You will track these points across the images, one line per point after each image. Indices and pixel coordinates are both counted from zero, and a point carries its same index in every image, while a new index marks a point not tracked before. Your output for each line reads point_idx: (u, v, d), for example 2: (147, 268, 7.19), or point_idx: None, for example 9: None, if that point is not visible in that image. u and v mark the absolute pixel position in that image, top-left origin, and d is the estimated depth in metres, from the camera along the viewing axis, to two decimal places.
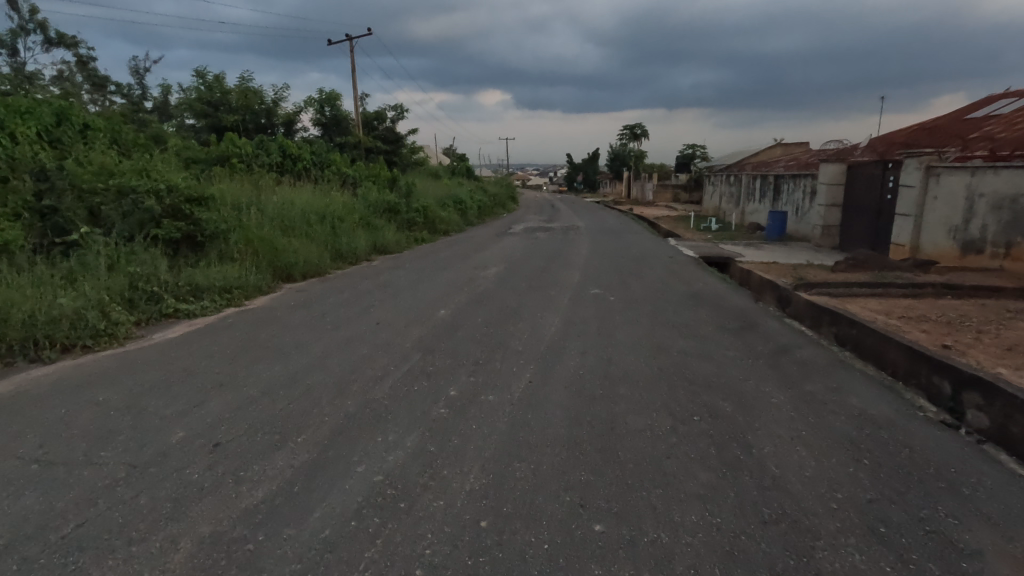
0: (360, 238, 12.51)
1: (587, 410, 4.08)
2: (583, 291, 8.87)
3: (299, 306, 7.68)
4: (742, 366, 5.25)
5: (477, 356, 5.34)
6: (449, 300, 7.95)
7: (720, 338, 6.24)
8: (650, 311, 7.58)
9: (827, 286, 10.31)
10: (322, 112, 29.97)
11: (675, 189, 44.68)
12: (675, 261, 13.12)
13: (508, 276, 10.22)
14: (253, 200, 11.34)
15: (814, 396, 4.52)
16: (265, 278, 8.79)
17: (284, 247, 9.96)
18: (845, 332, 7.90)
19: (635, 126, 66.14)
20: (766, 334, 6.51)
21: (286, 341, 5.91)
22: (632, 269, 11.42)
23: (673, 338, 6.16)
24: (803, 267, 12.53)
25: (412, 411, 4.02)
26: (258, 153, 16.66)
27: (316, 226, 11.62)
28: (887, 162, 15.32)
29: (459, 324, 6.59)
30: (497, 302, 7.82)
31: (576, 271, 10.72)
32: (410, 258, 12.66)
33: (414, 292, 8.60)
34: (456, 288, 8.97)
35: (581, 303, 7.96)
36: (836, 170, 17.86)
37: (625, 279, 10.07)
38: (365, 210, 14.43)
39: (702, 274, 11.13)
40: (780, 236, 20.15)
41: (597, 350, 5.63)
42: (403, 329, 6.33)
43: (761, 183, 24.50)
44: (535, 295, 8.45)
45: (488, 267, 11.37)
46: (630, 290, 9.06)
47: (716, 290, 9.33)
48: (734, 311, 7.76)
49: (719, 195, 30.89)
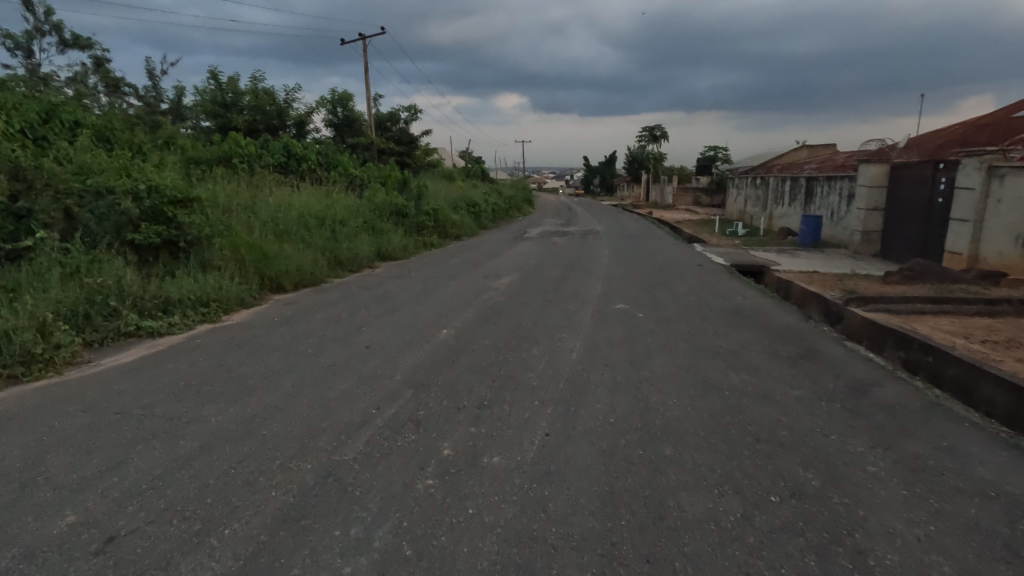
0: (363, 244, 11.60)
1: (623, 485, 3.06)
2: (607, 306, 7.81)
3: (282, 323, 6.74)
4: (816, 411, 4.17)
5: (482, 395, 4.34)
6: (454, 317, 6.96)
7: (778, 371, 5.15)
8: (688, 331, 6.51)
9: (884, 301, 9.11)
10: (334, 112, 29.36)
11: (697, 192, 43.23)
12: (705, 270, 11.97)
13: (522, 287, 9.22)
14: (246, 203, 10.48)
15: (922, 461, 3.44)
16: (249, 289, 7.89)
17: (275, 254, 9.06)
18: (916, 358, 6.74)
19: (655, 128, 64.72)
20: (832, 364, 5.41)
21: (255, 370, 4.95)
22: (659, 279, 10.33)
23: (720, 370, 5.09)
24: (850, 277, 11.31)
25: (391, 483, 3.03)
26: (262, 153, 15.89)
27: (314, 231, 10.70)
28: (937, 162, 14.01)
29: (463, 348, 5.60)
30: (509, 320, 6.82)
31: (597, 282, 9.68)
32: (416, 266, 11.73)
33: (415, 307, 7.62)
34: (463, 301, 7.98)
35: (605, 321, 6.93)
36: (878, 171, 16.55)
37: (653, 291, 8.99)
38: (369, 213, 13.52)
39: (738, 287, 9.98)
40: (814, 242, 18.85)
41: (629, 387, 4.58)
42: (397, 355, 5.35)
43: (792, 186, 23.12)
44: (552, 311, 7.43)
45: (501, 276, 10.37)
46: (661, 305, 7.99)
47: (758, 306, 8.21)
48: (786, 332, 6.66)
49: (745, 198, 29.48)
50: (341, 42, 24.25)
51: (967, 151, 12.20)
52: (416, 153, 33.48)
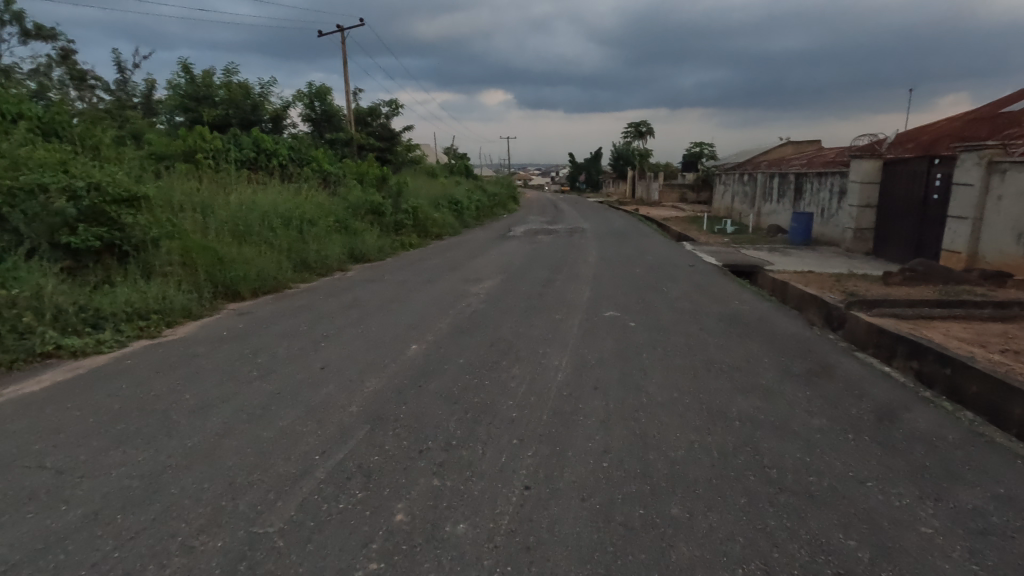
0: (333, 245, 10.82)
1: (623, 565, 2.39)
2: (596, 314, 7.15)
3: (231, 338, 5.98)
4: (843, 448, 3.54)
5: (450, 433, 3.64)
6: (427, 328, 6.26)
7: (791, 392, 4.52)
8: (685, 344, 5.88)
9: (889, 304, 8.58)
10: (311, 107, 28.48)
11: (683, 188, 42.88)
12: (698, 271, 11.38)
13: (504, 291, 8.55)
14: (204, 202, 9.63)
15: (983, 517, 2.81)
16: (198, 298, 7.08)
17: (231, 258, 8.23)
18: (931, 370, 6.18)
19: (641, 124, 64.32)
20: (849, 383, 4.79)
21: (186, 400, 4.19)
22: (651, 282, 9.71)
23: (726, 393, 4.45)
24: (849, 278, 10.80)
25: (321, 570, 2.34)
26: (229, 148, 15.01)
27: (278, 232, 9.90)
28: (932, 157, 13.61)
29: (434, 368, 4.89)
30: (488, 332, 6.13)
31: (584, 286, 9.04)
32: (391, 268, 10.99)
33: (386, 316, 6.89)
34: (439, 309, 7.27)
35: (594, 333, 6.27)
36: (870, 167, 16.15)
37: (645, 296, 8.36)
38: (342, 212, 12.72)
39: (734, 289, 9.40)
40: (805, 240, 18.42)
41: (624, 419, 3.92)
42: (356, 379, 4.63)
43: (780, 182, 22.70)
44: (536, 320, 6.76)
45: (482, 279, 9.67)
46: (654, 313, 7.36)
47: (758, 312, 7.62)
48: (792, 343, 6.06)
49: (732, 195, 29.08)
50: (319, 34, 23.34)
51: (964, 145, 11.78)
52: (398, 149, 32.58)
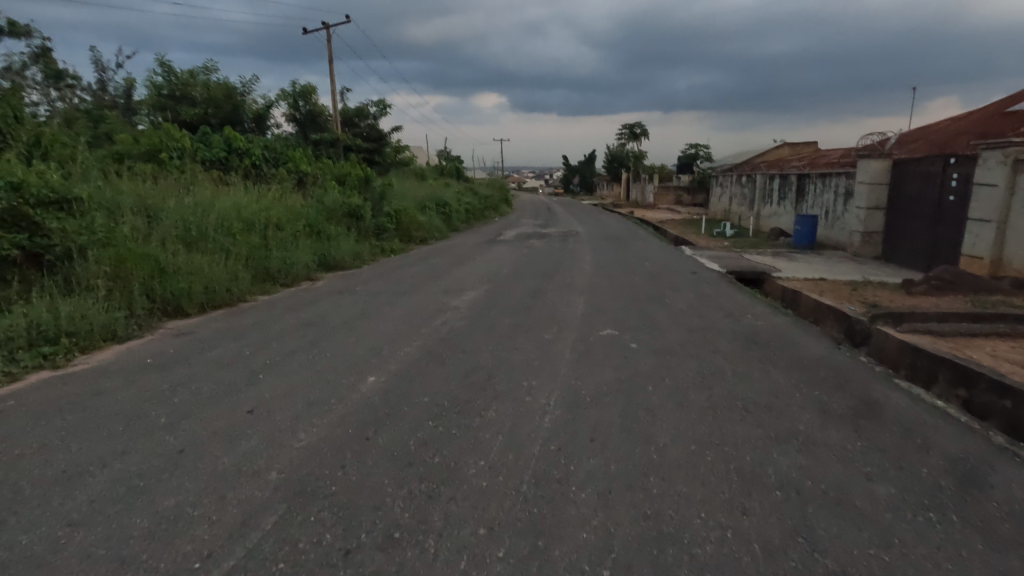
0: (301, 252, 9.82)
1: None
2: (592, 334, 6.20)
3: (154, 367, 4.96)
4: (929, 540, 2.60)
5: (395, 518, 2.68)
6: (393, 353, 5.30)
7: (839, 443, 3.57)
8: (697, 372, 4.94)
9: (918, 317, 7.69)
10: (295, 106, 27.57)
11: (679, 190, 42.10)
12: (702, 279, 10.47)
13: (488, 304, 7.60)
14: (155, 205, 8.61)
15: None
16: (129, 318, 6.08)
17: (177, 268, 7.23)
18: (983, 400, 5.28)
19: (635, 126, 63.59)
20: (907, 428, 3.85)
21: (57, 461, 3.19)
22: (652, 292, 8.77)
23: (758, 446, 3.50)
24: (866, 287, 9.92)
25: None
26: (197, 147, 14.00)
27: (238, 238, 8.88)
28: (948, 156, 12.79)
29: (390, 411, 3.92)
30: (463, 359, 5.15)
31: (579, 298, 8.11)
32: (366, 277, 10.02)
33: (348, 337, 5.90)
34: (412, 327, 6.31)
35: (590, 358, 5.32)
36: (879, 167, 15.32)
37: (647, 310, 7.45)
38: (315, 215, 11.73)
39: (743, 301, 8.48)
40: (809, 244, 17.60)
41: (629, 490, 2.97)
42: (288, 428, 3.64)
43: (781, 183, 21.89)
44: (522, 341, 5.82)
45: (465, 289, 8.70)
46: (658, 330, 6.42)
47: (775, 330, 6.70)
48: (822, 369, 5.14)
49: (730, 197, 28.26)
50: (302, 30, 22.35)
51: (986, 142, 10.94)
52: (386, 151, 31.60)
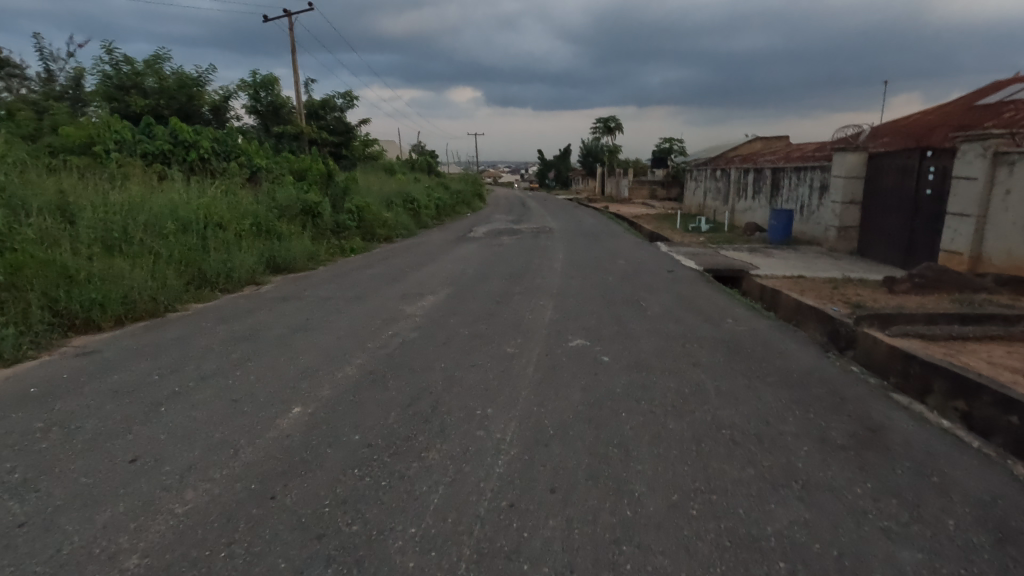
0: (244, 254, 8.96)
1: None
2: (559, 345, 5.56)
3: (36, 398, 4.13)
4: None
5: None
6: (329, 375, 4.57)
7: (846, 486, 3.00)
8: (677, 392, 4.34)
9: (904, 318, 7.27)
10: (257, 98, 26.32)
11: (653, 185, 41.85)
12: (678, 278, 9.96)
13: (448, 310, 6.91)
14: (73, 204, 7.67)
15: None
16: (23, 336, 5.21)
17: (91, 276, 6.35)
18: (984, 414, 4.81)
19: (609, 120, 63.23)
20: (920, 461, 3.29)
21: None
22: (626, 294, 8.20)
23: (752, 494, 2.90)
24: (846, 285, 9.53)
25: None
26: (138, 139, 12.89)
27: (170, 239, 7.99)
28: (924, 149, 12.53)
29: (309, 456, 3.22)
30: (409, 381, 4.46)
31: (547, 302, 7.48)
32: (318, 280, 9.21)
33: (281, 354, 5.15)
34: (358, 341, 5.59)
35: (555, 376, 4.68)
36: (854, 161, 15.06)
37: (620, 316, 6.86)
38: (265, 213, 10.83)
39: (722, 303, 7.96)
40: (784, 239, 17.33)
41: (596, 568, 2.33)
42: (174, 485, 2.90)
43: (755, 178, 21.62)
44: (480, 356, 5.15)
45: (426, 293, 8.00)
46: (632, 340, 5.83)
47: (758, 336, 6.16)
48: (814, 385, 4.59)
49: (705, 191, 28.00)
50: (263, 18, 21.20)
51: (964, 135, 10.65)
52: (354, 145, 30.46)
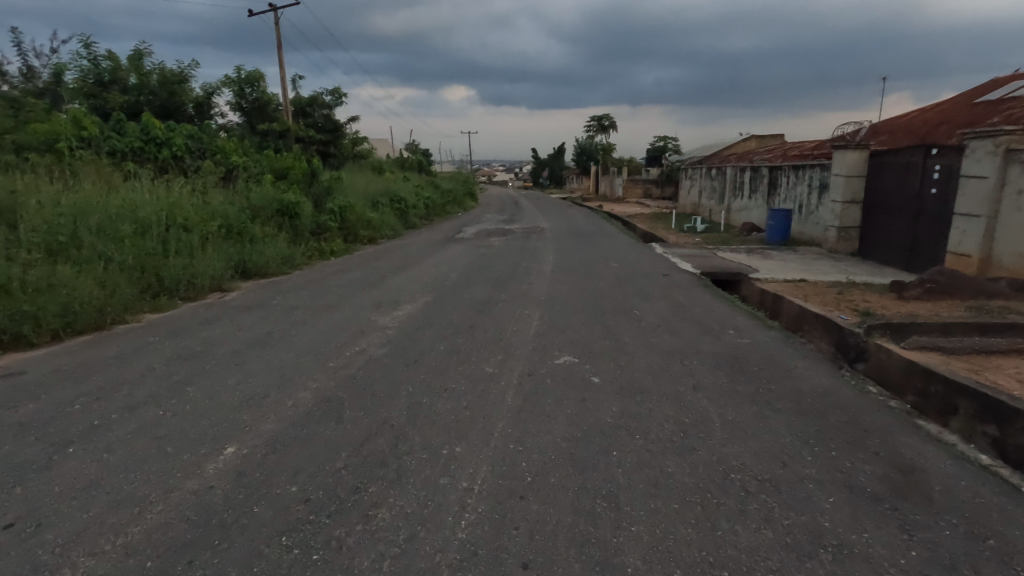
0: (209, 258, 8.31)
1: None
2: (544, 363, 5.00)
3: None
4: None
5: None
6: (277, 404, 3.97)
7: (885, 555, 2.45)
8: (676, 423, 3.78)
9: (918, 329, 6.74)
10: (241, 94, 25.59)
11: (647, 183, 41.36)
12: (674, 283, 9.41)
13: (425, 321, 6.33)
14: (17, 207, 7.04)
15: None
16: None
17: (25, 286, 5.70)
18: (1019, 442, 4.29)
19: (603, 118, 62.68)
20: (968, 517, 2.76)
21: None
22: (619, 302, 7.64)
23: (772, 568, 2.35)
24: (852, 290, 9.02)
25: None
26: (107, 135, 12.23)
27: (125, 243, 7.35)
28: (929, 146, 12.04)
29: (231, 518, 2.64)
30: (369, 411, 3.88)
31: (534, 311, 6.92)
32: (290, 286, 8.60)
33: (228, 376, 4.54)
34: (320, 359, 5.00)
35: (537, 402, 4.11)
36: (855, 159, 14.56)
37: (612, 327, 6.30)
38: (237, 214, 10.17)
39: (722, 311, 7.41)
40: (782, 240, 16.86)
41: None
42: (51, 563, 2.32)
43: (752, 176, 21.12)
44: (454, 377, 4.57)
45: (403, 301, 7.41)
46: (625, 356, 5.26)
47: (763, 350, 5.63)
48: (832, 412, 4.04)
49: (700, 190, 27.50)
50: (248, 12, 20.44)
51: (973, 131, 10.15)
52: (342, 142, 29.73)
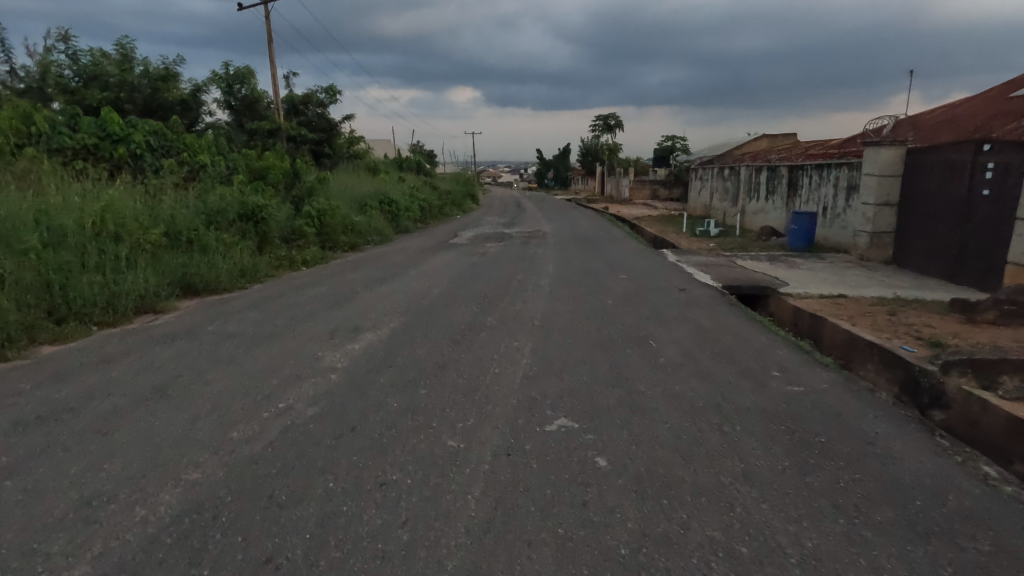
0: (141, 271, 6.98)
1: None
2: (531, 431, 3.63)
3: None
4: None
5: None
6: (120, 517, 2.62)
7: None
8: (729, 562, 2.41)
9: (1010, 369, 5.32)
10: (230, 91, 24.43)
11: (654, 184, 39.88)
12: (694, 300, 8.04)
13: (384, 359, 4.98)
14: None
15: None
16: None
17: None
18: None
19: (609, 118, 61.23)
20: None
21: None
22: (631, 328, 6.25)
23: None
24: (906, 310, 7.60)
25: None
26: (57, 132, 10.95)
27: (29, 258, 6.01)
28: (980, 142, 10.60)
29: None
30: (255, 533, 2.52)
31: (525, 342, 5.56)
32: (240, 306, 7.24)
33: (77, 458, 3.18)
34: (228, 423, 3.65)
35: (516, 511, 2.74)
36: (889, 157, 13.10)
37: (623, 366, 4.92)
38: (188, 218, 8.81)
39: (758, 341, 6.00)
40: (805, 245, 15.42)
41: None
42: None
43: (769, 176, 19.66)
44: (399, 459, 3.20)
45: (366, 328, 6.06)
46: (642, 417, 3.87)
47: (822, 404, 4.25)
48: (963, 534, 2.64)
49: (711, 191, 26.04)
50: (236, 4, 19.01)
51: None
52: (337, 142, 28.39)
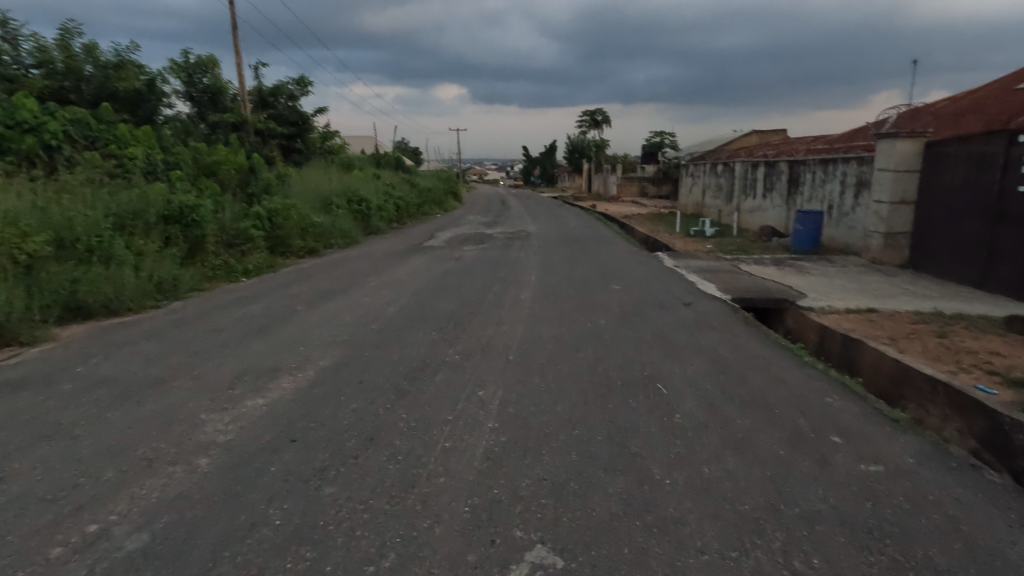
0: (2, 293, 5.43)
1: None
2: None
3: None
4: None
5: None
6: None
7: None
8: None
9: None
10: (191, 81, 22.61)
11: (643, 181, 38.69)
12: (703, 319, 6.68)
13: (293, 424, 3.53)
14: None
15: None
16: None
17: None
18: None
19: (596, 113, 59.91)
20: None
21: None
22: (630, 363, 4.86)
23: None
24: (958, 331, 6.30)
25: None
26: None
27: None
28: (1015, 132, 9.35)
29: None
30: None
31: (493, 391, 4.14)
32: (139, 334, 5.71)
33: None
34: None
35: None
36: (906, 149, 11.87)
37: (627, 433, 3.50)
38: (91, 221, 7.22)
39: (795, 381, 4.64)
40: (810, 246, 14.19)
41: None
42: None
43: (767, 173, 18.43)
44: None
45: (286, 368, 4.59)
46: (661, 541, 2.47)
47: (922, 500, 2.89)
48: None
49: (703, 189, 24.80)
50: None
51: None
52: (309, 137, 26.60)
